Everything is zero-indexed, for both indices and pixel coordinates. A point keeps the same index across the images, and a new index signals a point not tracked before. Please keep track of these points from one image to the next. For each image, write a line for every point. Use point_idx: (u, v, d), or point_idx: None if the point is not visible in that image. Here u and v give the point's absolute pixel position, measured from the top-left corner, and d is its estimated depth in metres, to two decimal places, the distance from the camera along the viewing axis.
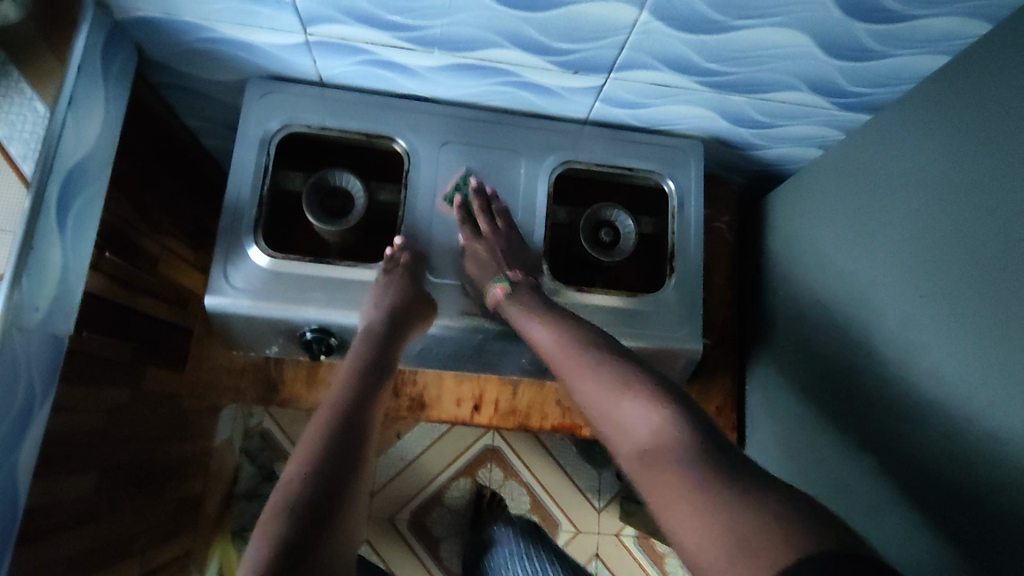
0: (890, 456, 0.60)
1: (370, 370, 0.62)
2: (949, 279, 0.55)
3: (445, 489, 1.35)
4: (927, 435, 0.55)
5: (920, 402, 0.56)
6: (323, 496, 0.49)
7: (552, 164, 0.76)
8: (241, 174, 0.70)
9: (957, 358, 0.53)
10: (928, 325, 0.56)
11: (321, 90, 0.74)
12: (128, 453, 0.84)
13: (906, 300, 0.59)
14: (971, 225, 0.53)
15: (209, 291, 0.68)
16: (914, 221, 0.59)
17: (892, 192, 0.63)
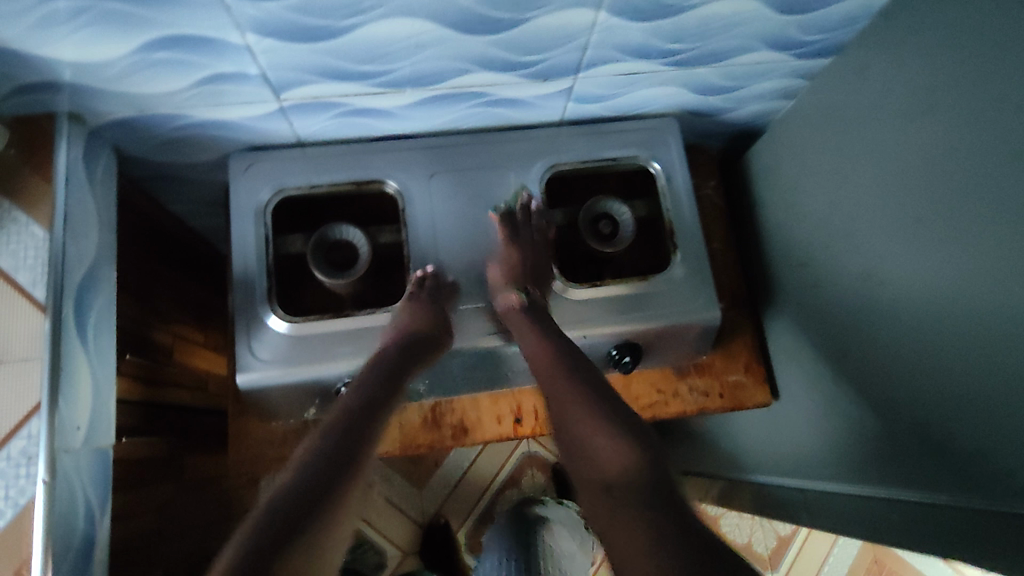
0: (921, 375, 0.60)
1: (384, 387, 0.61)
2: (936, 198, 0.57)
3: (493, 506, 1.36)
4: (951, 351, 0.56)
5: (938, 320, 0.57)
6: (299, 507, 0.47)
7: (539, 171, 0.77)
8: (244, 249, 0.70)
9: (965, 266, 0.54)
10: (931, 242, 0.57)
11: (301, 150, 0.74)
12: (186, 545, 0.85)
13: (908, 223, 0.60)
14: (946, 145, 0.55)
15: (238, 369, 0.68)
16: (897, 148, 0.61)
17: (872, 124, 0.64)
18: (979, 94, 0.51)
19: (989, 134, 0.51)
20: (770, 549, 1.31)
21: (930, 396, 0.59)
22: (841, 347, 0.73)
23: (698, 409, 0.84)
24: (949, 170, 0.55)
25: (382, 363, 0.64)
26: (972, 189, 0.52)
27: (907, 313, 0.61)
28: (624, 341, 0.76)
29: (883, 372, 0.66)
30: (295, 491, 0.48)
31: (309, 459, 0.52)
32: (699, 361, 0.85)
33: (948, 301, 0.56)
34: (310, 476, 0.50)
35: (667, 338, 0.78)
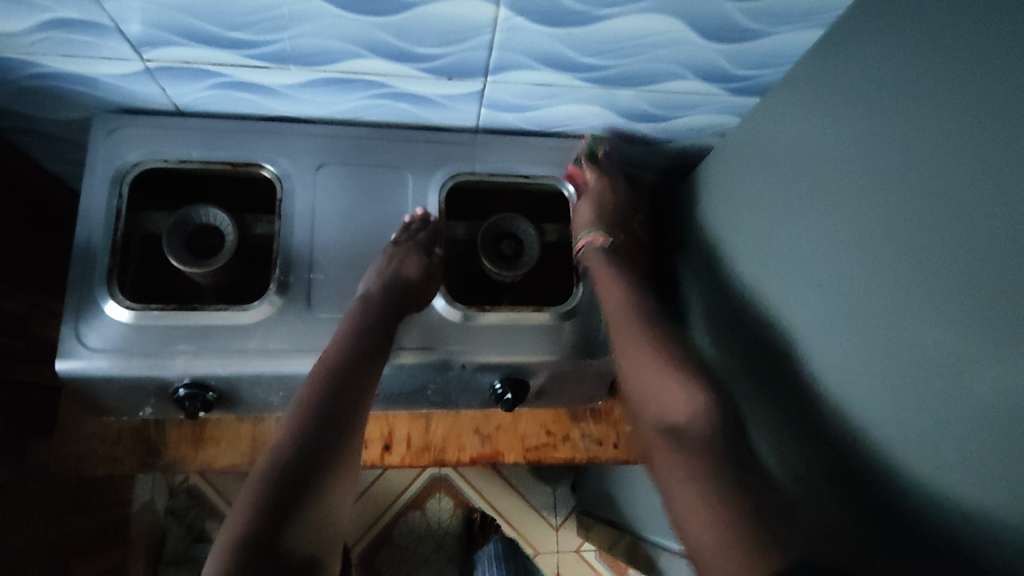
0: (801, 472, 0.52)
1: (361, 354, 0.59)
2: (838, 274, 0.48)
3: (393, 528, 1.28)
4: (834, 454, 0.47)
5: (826, 414, 0.49)
6: (297, 471, 0.51)
7: (440, 179, 0.71)
8: (90, 220, 0.63)
9: (875, 333, 0.44)
10: (841, 300, 0.48)
11: (179, 119, 0.67)
12: (8, 540, 0.76)
13: (816, 273, 0.51)
14: (848, 215, 0.47)
15: (60, 355, 0.60)
16: (817, 184, 0.51)
17: (793, 153, 0.55)
18: (892, 164, 0.43)
19: (896, 212, 0.43)
20: None
21: (806, 500, 0.51)
22: None
23: (586, 458, 0.77)
24: (849, 247, 0.47)
25: (370, 319, 0.61)
26: (878, 274, 0.44)
27: (794, 395, 0.53)
28: (508, 374, 0.69)
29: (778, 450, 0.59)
30: (287, 470, 0.51)
31: (300, 423, 0.54)
32: (596, 406, 0.78)
33: (840, 397, 0.47)
34: (301, 451, 0.52)
35: (559, 377, 0.71)
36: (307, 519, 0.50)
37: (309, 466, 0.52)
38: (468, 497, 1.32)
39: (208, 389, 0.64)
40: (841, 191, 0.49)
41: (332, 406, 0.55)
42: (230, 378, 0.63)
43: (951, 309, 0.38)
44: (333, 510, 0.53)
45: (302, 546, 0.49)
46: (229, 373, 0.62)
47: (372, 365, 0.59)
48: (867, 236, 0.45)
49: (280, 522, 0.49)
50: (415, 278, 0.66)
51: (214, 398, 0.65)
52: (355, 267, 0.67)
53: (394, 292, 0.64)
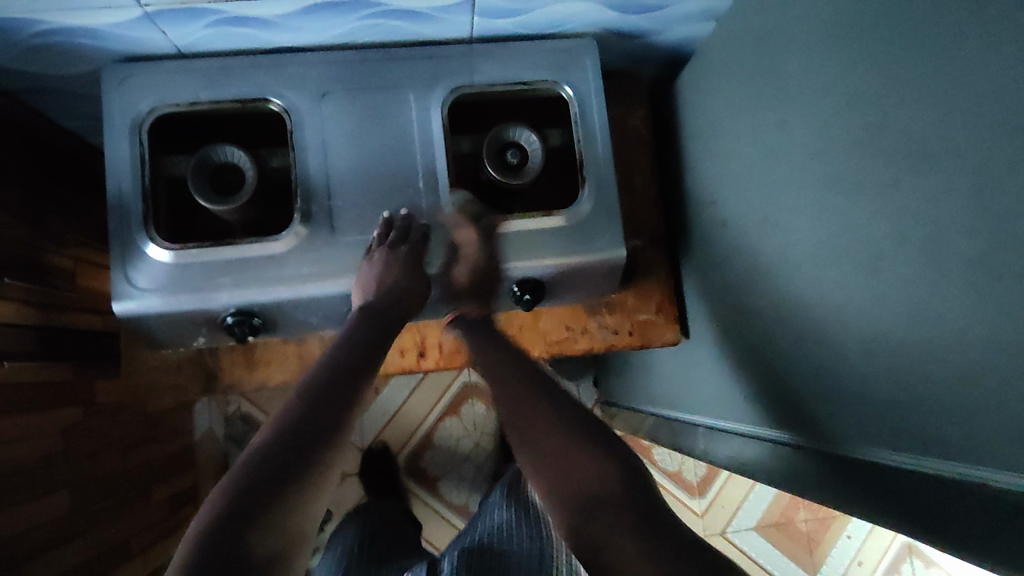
0: (809, 336, 0.57)
1: (364, 352, 0.60)
2: (835, 161, 0.51)
3: (432, 433, 1.39)
4: (832, 325, 0.52)
5: (823, 292, 0.53)
6: (303, 442, 0.49)
7: (441, 95, 0.72)
8: (118, 170, 0.66)
9: (845, 200, 0.50)
10: (818, 175, 0.53)
11: (184, 62, 0.69)
12: (94, 468, 0.88)
13: (800, 158, 0.56)
14: (846, 98, 0.49)
15: (116, 298, 0.66)
16: (790, 72, 0.56)
17: (771, 43, 0.59)
18: (878, 53, 0.45)
19: (887, 97, 0.44)
20: (699, 477, 1.44)
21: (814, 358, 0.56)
22: (733, 288, 0.71)
23: (606, 347, 0.83)
24: (846, 133, 0.49)
25: (370, 324, 0.63)
26: (871, 177, 0.46)
27: (803, 265, 0.57)
28: (525, 277, 0.73)
29: (772, 324, 0.64)
30: (291, 438, 0.49)
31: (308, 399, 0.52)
32: (610, 299, 0.83)
33: (841, 271, 0.51)
34: (309, 422, 0.50)
35: (573, 275, 0.75)
36: (302, 493, 0.47)
37: (298, 453, 0.48)
38: None
39: (253, 315, 0.69)
40: (839, 75, 0.50)
41: (327, 399, 0.53)
42: (272, 304, 0.68)
43: (931, 191, 0.41)
44: (312, 508, 0.48)
45: (271, 537, 0.44)
46: (270, 299, 0.68)
47: (369, 366, 0.59)
48: (835, 111, 0.50)
49: (254, 507, 0.44)
50: (405, 286, 0.68)
51: (260, 323, 0.71)
52: (371, 188, 0.70)
53: (393, 300, 0.66)
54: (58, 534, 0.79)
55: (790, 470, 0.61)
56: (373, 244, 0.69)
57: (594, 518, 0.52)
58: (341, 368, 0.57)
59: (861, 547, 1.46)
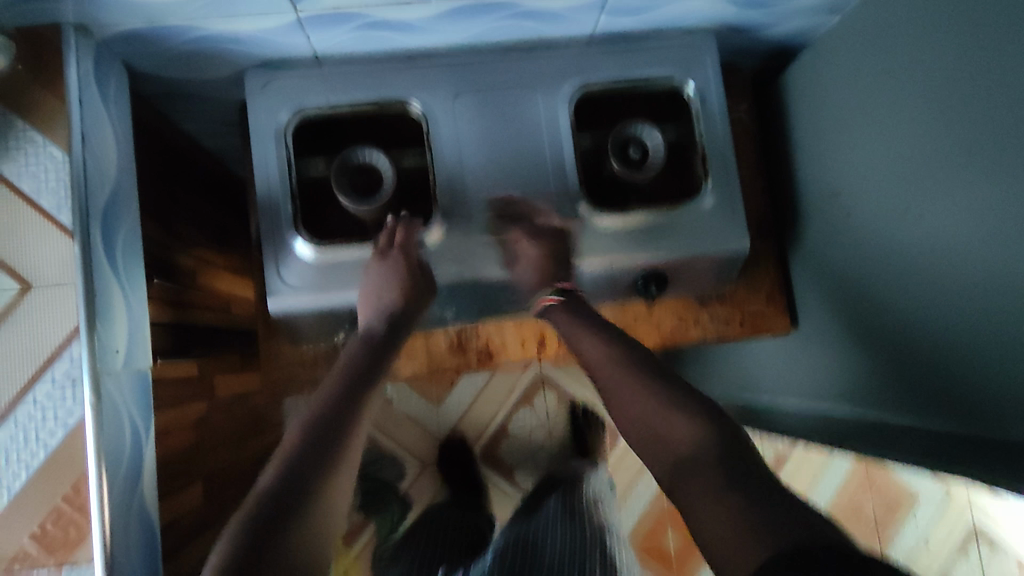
0: (954, 324, 0.58)
1: (358, 378, 0.61)
2: (997, 154, 0.52)
3: (507, 423, 1.42)
4: (986, 316, 0.54)
5: (976, 282, 0.55)
6: (293, 484, 0.50)
7: (569, 93, 0.74)
8: (267, 173, 0.69)
9: (1008, 194, 0.51)
10: (979, 170, 0.54)
11: (320, 68, 0.71)
12: (220, 459, 0.92)
13: (953, 152, 0.57)
14: (1015, 93, 0.50)
15: (269, 295, 0.68)
16: (945, 65, 0.57)
17: (918, 37, 0.60)
18: None
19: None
20: (770, 463, 1.46)
21: (958, 349, 0.58)
22: (855, 279, 0.73)
23: (717, 337, 0.85)
24: (1014, 129, 0.50)
25: (364, 350, 0.65)
26: None
27: (949, 255, 0.58)
28: (650, 270, 0.75)
29: (902, 313, 0.65)
30: (280, 482, 0.50)
31: (297, 438, 0.54)
32: (721, 290, 0.85)
33: (996, 263, 0.53)
34: (295, 464, 0.52)
35: (695, 267, 0.77)
36: (302, 532, 0.49)
37: (296, 492, 0.50)
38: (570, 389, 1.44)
39: None
40: (1004, 71, 0.51)
41: (315, 437, 0.54)
42: None
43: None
44: (321, 540, 0.50)
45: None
46: None
47: (361, 392, 0.60)
48: (1001, 105, 0.51)
49: (261, 550, 0.46)
50: (405, 303, 0.68)
51: None
52: (504, 186, 0.72)
53: (388, 321, 0.67)
54: (199, 521, 0.83)
55: (923, 446, 0.62)
56: (380, 244, 0.69)
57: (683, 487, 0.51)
58: (337, 400, 0.58)
59: (931, 532, 1.47)
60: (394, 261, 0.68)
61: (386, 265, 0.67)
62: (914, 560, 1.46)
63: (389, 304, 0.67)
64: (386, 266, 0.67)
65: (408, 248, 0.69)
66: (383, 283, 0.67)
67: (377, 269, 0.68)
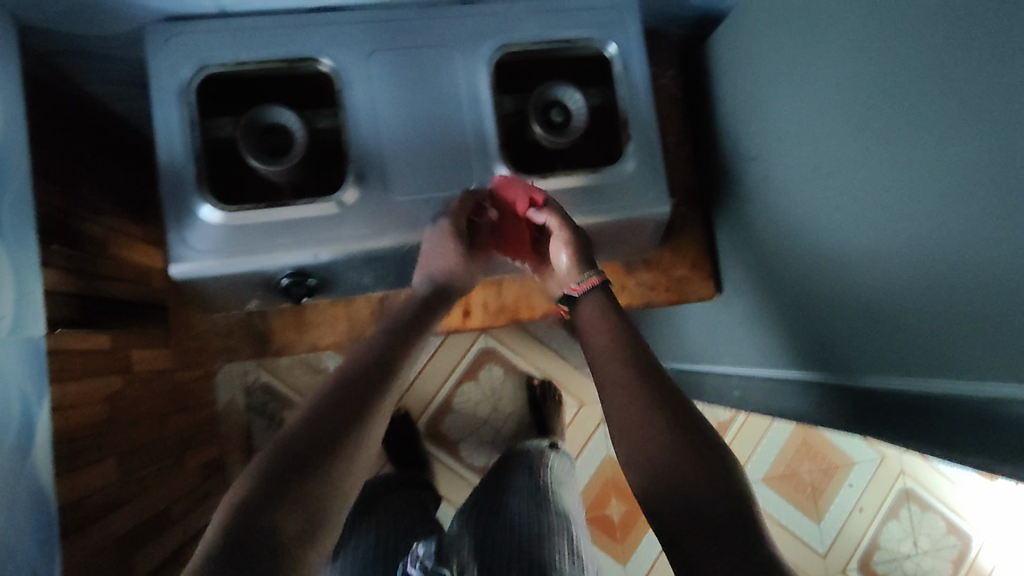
0: (853, 283, 0.59)
1: (394, 333, 0.61)
2: (890, 112, 0.52)
3: (451, 399, 1.41)
4: (876, 281, 0.56)
5: (877, 242, 0.56)
6: (320, 436, 0.50)
7: (488, 54, 0.72)
8: (168, 134, 0.66)
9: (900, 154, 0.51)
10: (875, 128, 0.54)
11: (226, 23, 0.68)
12: (136, 437, 0.89)
13: (850, 115, 0.58)
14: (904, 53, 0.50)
15: (173, 261, 0.66)
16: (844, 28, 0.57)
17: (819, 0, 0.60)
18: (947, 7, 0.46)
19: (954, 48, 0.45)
20: None
21: (857, 308, 0.59)
22: (772, 243, 0.73)
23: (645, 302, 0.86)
24: (903, 91, 0.51)
25: (411, 308, 0.65)
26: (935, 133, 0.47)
27: (849, 218, 0.59)
28: (572, 235, 0.75)
29: (805, 277, 0.66)
30: (303, 433, 0.50)
31: (330, 391, 0.54)
32: (647, 256, 0.85)
33: (886, 222, 0.54)
34: (325, 414, 0.52)
35: (617, 233, 0.77)
36: (319, 482, 0.49)
37: (324, 442, 0.50)
38: (514, 364, 1.44)
39: (308, 276, 0.70)
40: (901, 27, 0.51)
41: (349, 394, 0.54)
42: (327, 264, 0.69)
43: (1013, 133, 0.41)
44: (342, 492, 0.51)
45: (297, 517, 0.47)
46: (326, 260, 0.69)
47: (403, 348, 0.61)
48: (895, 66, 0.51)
49: (276, 494, 0.47)
50: (458, 267, 0.67)
51: (314, 284, 0.71)
52: (421, 148, 0.70)
53: (433, 288, 0.66)
54: (110, 500, 0.79)
55: (842, 406, 0.63)
56: (447, 211, 0.68)
57: (672, 505, 0.48)
58: (380, 353, 0.59)
59: (863, 496, 1.53)
60: (457, 225, 0.67)
61: (454, 226, 0.67)
62: (847, 525, 1.52)
63: (439, 271, 0.67)
64: (454, 226, 0.67)
65: (472, 212, 0.69)
66: (438, 249, 0.66)
67: (444, 231, 0.67)
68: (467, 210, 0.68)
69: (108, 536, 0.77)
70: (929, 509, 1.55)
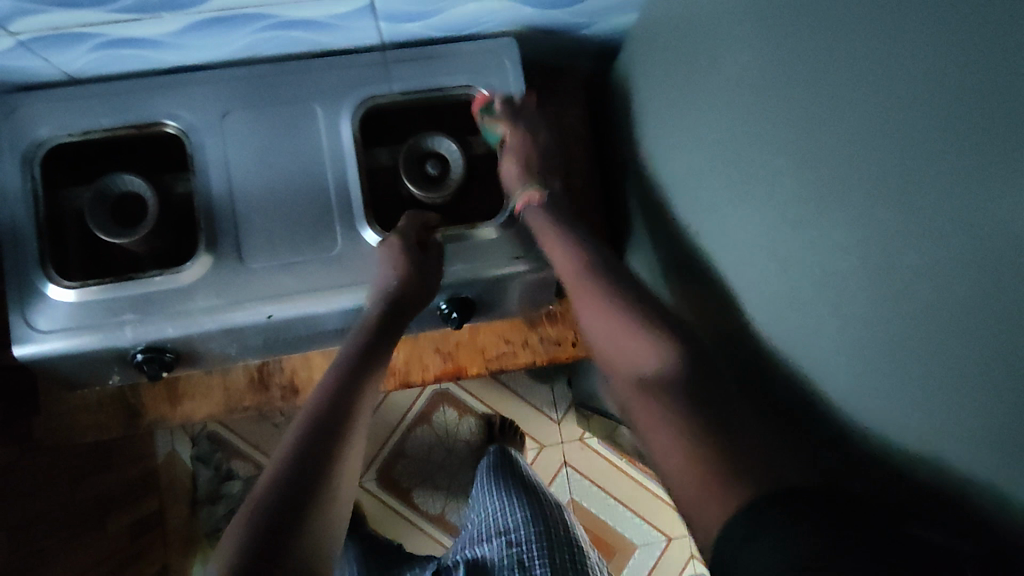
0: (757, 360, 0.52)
1: (360, 355, 0.61)
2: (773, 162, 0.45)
3: (404, 442, 1.36)
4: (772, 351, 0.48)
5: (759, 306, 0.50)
6: (305, 468, 0.49)
7: (351, 108, 0.68)
8: (11, 208, 0.63)
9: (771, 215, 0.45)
10: None
11: (74, 88, 0.65)
12: (38, 505, 0.85)
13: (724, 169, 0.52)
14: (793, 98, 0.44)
15: (16, 342, 0.63)
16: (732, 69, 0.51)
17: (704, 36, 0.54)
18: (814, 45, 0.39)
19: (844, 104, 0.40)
20: None
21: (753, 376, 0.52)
22: (679, 295, 0.67)
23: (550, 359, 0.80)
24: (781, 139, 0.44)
25: (378, 325, 0.64)
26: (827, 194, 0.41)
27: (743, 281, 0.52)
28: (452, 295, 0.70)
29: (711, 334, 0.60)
30: (292, 464, 0.49)
31: (308, 420, 0.53)
32: (550, 309, 0.80)
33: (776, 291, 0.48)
34: (306, 443, 0.51)
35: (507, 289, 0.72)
36: (311, 521, 0.47)
37: (306, 471, 0.49)
38: (469, 404, 1.39)
39: (165, 351, 0.67)
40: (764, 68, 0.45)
41: (322, 421, 0.53)
42: (183, 339, 0.66)
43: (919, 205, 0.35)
44: (329, 527, 0.49)
45: (306, 547, 0.46)
46: (179, 336, 0.65)
47: (370, 367, 0.60)
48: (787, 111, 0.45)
49: (276, 537, 0.45)
50: (409, 284, 0.64)
51: (174, 358, 0.68)
52: (281, 210, 0.66)
53: (392, 306, 0.64)
54: None
55: None
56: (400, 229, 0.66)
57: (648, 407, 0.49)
58: (345, 376, 0.58)
59: None
60: (404, 241, 0.64)
61: (398, 244, 0.64)
62: None
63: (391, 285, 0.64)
64: (396, 244, 0.64)
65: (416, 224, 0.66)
66: (387, 267, 0.64)
67: (388, 245, 0.65)
68: (414, 228, 0.66)
69: None
70: None
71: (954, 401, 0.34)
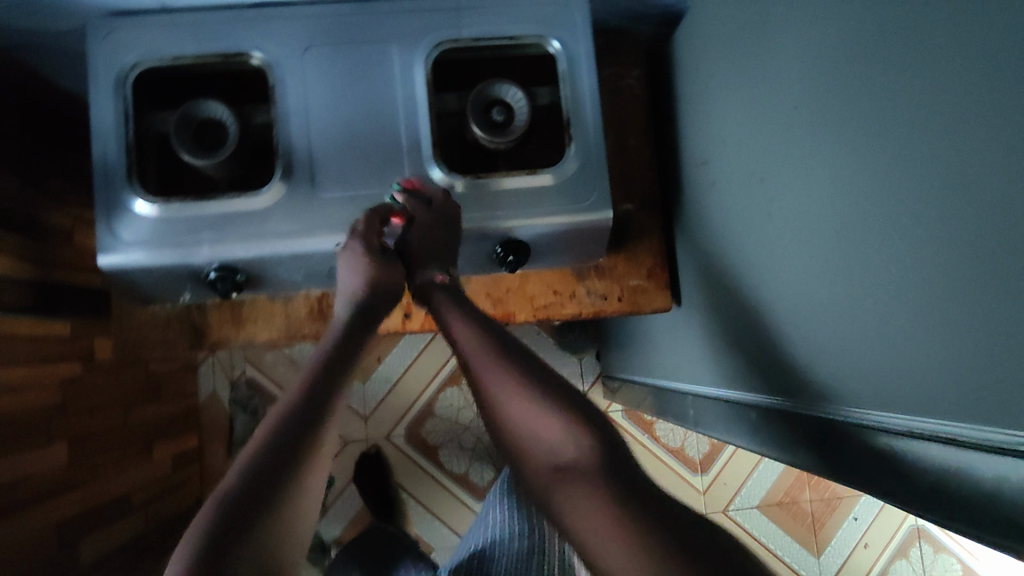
0: (803, 302, 0.54)
1: (337, 359, 0.58)
2: (834, 106, 0.47)
3: (434, 402, 1.40)
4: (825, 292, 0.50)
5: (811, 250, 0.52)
6: (263, 476, 0.47)
7: (425, 51, 0.71)
8: (103, 126, 0.67)
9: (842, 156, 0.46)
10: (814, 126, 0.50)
11: (167, 17, 0.69)
12: (97, 421, 0.90)
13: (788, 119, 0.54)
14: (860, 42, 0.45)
15: (100, 250, 0.66)
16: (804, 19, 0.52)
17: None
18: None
19: None
20: (701, 454, 1.42)
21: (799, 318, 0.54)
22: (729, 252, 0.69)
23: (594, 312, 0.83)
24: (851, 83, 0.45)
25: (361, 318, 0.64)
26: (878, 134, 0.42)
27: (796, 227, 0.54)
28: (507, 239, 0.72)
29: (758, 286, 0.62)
30: (252, 472, 0.47)
31: (279, 423, 0.51)
32: (597, 263, 0.83)
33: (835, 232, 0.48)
34: (269, 447, 0.49)
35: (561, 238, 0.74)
36: (266, 531, 0.46)
37: (270, 483, 0.47)
38: None
39: (236, 272, 0.69)
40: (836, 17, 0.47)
41: (293, 427, 0.51)
42: (253, 260, 0.69)
43: (935, 159, 0.37)
44: (289, 536, 0.48)
45: (252, 564, 0.44)
46: (250, 256, 0.68)
47: (343, 373, 0.58)
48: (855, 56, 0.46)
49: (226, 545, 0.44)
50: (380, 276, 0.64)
51: (244, 280, 0.71)
52: (352, 144, 0.69)
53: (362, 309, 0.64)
54: (59, 480, 0.80)
55: (784, 436, 0.57)
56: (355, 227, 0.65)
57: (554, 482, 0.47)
58: (318, 379, 0.56)
59: (868, 530, 1.43)
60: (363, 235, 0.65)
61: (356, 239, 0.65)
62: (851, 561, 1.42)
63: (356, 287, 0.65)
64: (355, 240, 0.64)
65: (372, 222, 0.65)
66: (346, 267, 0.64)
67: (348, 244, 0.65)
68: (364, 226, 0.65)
69: (64, 514, 0.78)
70: (943, 550, 1.43)
71: (972, 338, 0.36)
